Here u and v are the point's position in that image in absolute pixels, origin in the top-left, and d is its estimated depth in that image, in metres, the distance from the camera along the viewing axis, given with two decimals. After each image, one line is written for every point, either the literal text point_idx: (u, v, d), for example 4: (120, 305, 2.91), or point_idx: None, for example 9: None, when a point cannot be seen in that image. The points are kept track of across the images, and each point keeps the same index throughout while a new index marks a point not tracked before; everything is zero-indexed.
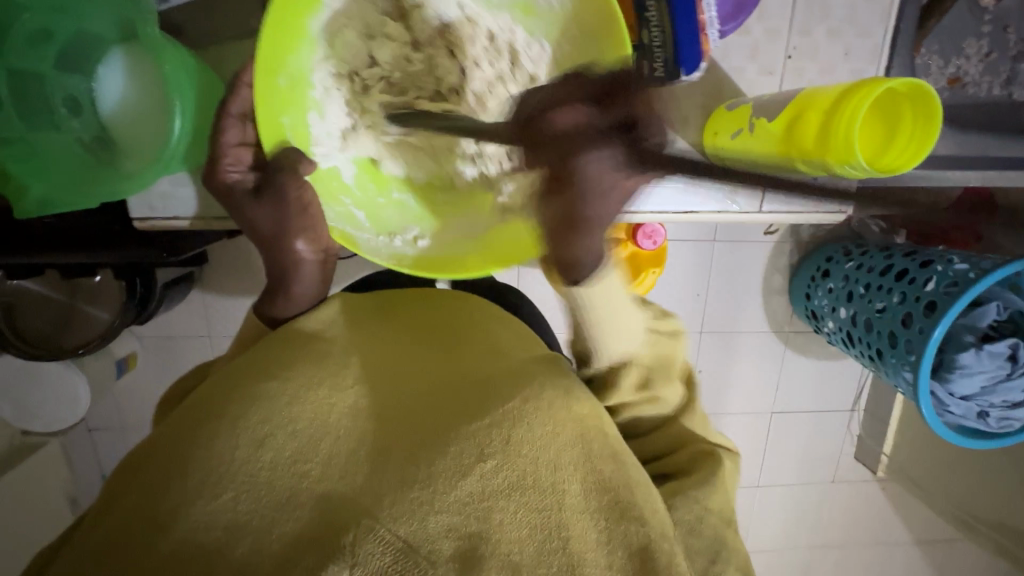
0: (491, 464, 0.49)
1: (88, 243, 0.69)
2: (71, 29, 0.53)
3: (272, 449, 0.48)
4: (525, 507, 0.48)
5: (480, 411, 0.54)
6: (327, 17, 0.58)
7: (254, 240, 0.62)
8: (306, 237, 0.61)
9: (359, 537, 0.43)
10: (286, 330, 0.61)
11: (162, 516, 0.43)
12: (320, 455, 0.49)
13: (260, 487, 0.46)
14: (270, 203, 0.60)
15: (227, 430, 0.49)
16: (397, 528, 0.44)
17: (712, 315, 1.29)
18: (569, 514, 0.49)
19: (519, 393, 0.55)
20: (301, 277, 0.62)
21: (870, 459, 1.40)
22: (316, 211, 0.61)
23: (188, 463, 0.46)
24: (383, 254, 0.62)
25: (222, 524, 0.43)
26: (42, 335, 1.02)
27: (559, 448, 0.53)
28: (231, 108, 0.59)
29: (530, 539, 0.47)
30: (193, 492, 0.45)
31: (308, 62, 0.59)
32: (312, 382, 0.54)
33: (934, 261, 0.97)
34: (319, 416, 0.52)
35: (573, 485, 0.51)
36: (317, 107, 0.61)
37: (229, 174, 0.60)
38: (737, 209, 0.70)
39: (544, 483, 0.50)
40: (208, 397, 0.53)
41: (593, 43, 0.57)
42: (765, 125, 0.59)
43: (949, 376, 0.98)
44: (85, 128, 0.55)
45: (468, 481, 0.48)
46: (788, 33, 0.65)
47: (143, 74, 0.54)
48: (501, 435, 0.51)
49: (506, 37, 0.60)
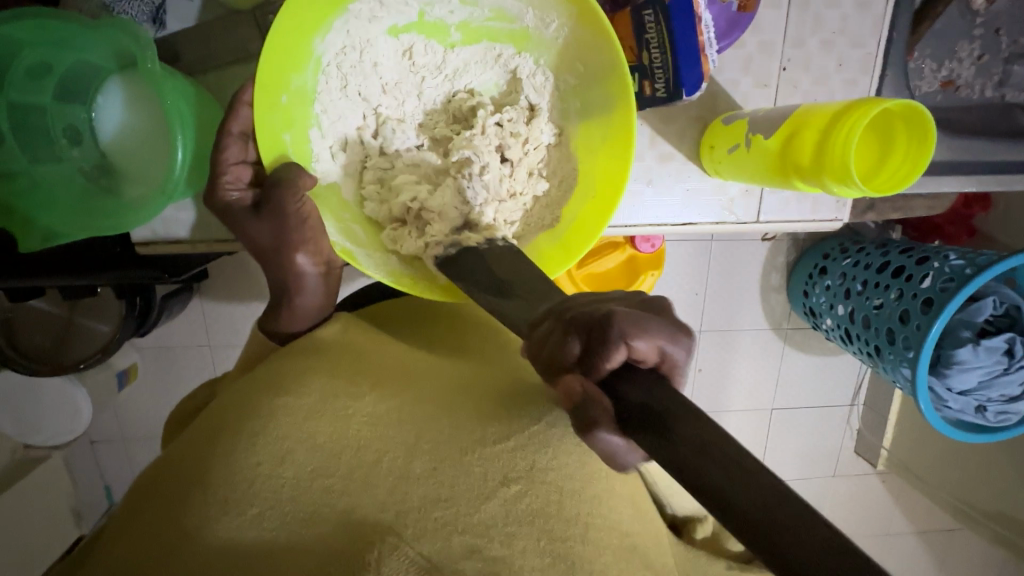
0: (516, 488, 0.49)
1: (90, 265, 0.70)
2: (70, 62, 0.54)
3: (293, 464, 0.48)
4: (546, 535, 0.48)
5: (494, 426, 0.55)
6: (332, 40, 0.57)
7: (253, 253, 0.62)
8: (307, 250, 0.60)
9: (383, 553, 0.43)
10: (303, 342, 0.62)
11: (188, 529, 0.45)
12: (342, 470, 0.49)
13: (284, 502, 0.46)
14: (270, 219, 0.58)
15: (248, 445, 0.49)
16: (420, 546, 0.44)
17: (713, 313, 1.30)
18: (591, 546, 0.49)
19: (539, 415, 0.55)
20: (303, 291, 0.62)
21: (870, 454, 1.42)
22: (316, 223, 0.60)
23: (209, 476, 0.47)
24: (383, 271, 0.60)
25: (249, 540, 0.44)
26: (40, 349, 1.03)
27: (583, 477, 0.53)
28: (231, 127, 0.58)
29: (552, 565, 0.46)
30: (217, 510, 0.45)
31: (312, 80, 0.58)
32: (331, 395, 0.54)
33: (930, 258, 0.98)
34: (338, 429, 0.51)
35: (595, 518, 0.51)
36: (319, 124, 0.60)
37: (228, 193, 0.59)
38: (736, 220, 0.70)
39: (567, 512, 0.50)
40: (224, 410, 0.54)
41: (591, 77, 0.59)
42: (761, 141, 0.59)
43: (946, 371, 0.99)
44: (83, 156, 0.55)
45: (490, 504, 0.48)
46: (782, 46, 0.65)
47: (141, 102, 0.54)
48: (525, 460, 0.51)
49: (512, 63, 0.62)
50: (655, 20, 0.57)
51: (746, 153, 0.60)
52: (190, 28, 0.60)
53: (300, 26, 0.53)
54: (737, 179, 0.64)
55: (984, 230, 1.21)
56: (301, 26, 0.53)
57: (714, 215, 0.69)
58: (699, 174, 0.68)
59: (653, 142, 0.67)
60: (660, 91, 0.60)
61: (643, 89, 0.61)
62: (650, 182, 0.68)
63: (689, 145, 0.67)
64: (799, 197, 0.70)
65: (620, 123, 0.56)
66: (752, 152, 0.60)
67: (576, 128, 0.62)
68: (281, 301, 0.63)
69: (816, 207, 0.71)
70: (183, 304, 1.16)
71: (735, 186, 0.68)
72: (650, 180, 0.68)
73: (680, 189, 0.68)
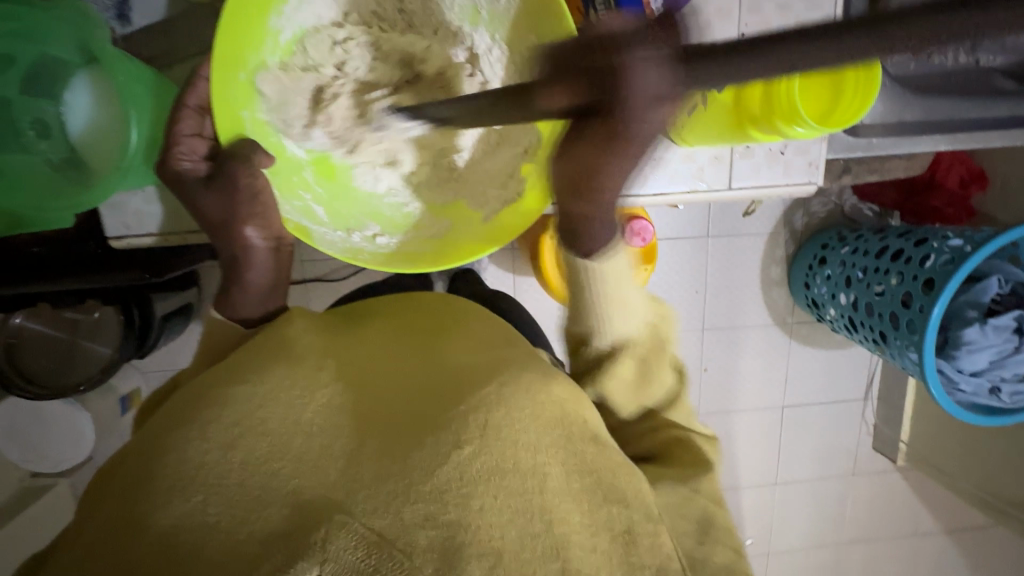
0: (468, 450, 0.47)
1: (71, 268, 0.71)
2: (33, 54, 0.55)
3: (241, 450, 0.47)
4: (504, 491, 0.46)
5: (453, 392, 0.53)
6: (287, 13, 0.58)
7: (204, 225, 0.60)
8: (255, 223, 0.59)
9: (330, 532, 0.42)
10: (264, 334, 0.59)
11: (136, 520, 0.44)
12: (291, 454, 0.48)
13: (230, 488, 0.45)
14: (221, 190, 0.58)
15: (197, 431, 0.48)
16: (370, 522, 0.44)
17: (713, 310, 1.28)
18: (553, 496, 0.47)
19: (496, 378, 0.53)
20: (250, 265, 0.59)
21: (889, 449, 1.37)
22: (268, 198, 0.59)
23: (155, 463, 0.47)
24: (338, 248, 0.63)
25: (193, 525, 0.43)
26: (42, 372, 1.04)
27: (539, 429, 0.50)
28: (189, 99, 0.58)
29: (513, 523, 0.45)
30: (161, 498, 0.45)
31: (270, 58, 0.59)
32: (285, 381, 0.53)
33: (929, 239, 0.97)
34: (290, 414, 0.50)
35: (554, 467, 0.49)
36: (280, 104, 0.62)
37: (180, 163, 0.58)
38: (706, 188, 0.70)
39: (524, 465, 0.48)
40: (179, 403, 0.53)
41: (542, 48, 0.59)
42: (717, 98, 0.57)
43: (955, 353, 0.96)
44: (53, 150, 0.58)
45: (445, 468, 0.46)
46: (739, 10, 0.66)
47: (106, 93, 0.57)
48: (478, 421, 0.49)
49: (467, 41, 0.63)
50: None
51: (706, 113, 0.58)
52: (154, 25, 0.62)
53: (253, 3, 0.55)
54: (705, 142, 0.63)
55: (984, 208, 1.19)
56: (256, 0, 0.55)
57: (684, 185, 0.70)
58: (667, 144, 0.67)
59: None
60: None
61: None
62: None
63: None
64: (769, 163, 0.69)
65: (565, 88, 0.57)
66: (711, 109, 0.58)
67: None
68: (232, 277, 0.60)
69: (789, 171, 0.70)
70: (183, 327, 1.18)
71: (703, 154, 0.69)
72: None
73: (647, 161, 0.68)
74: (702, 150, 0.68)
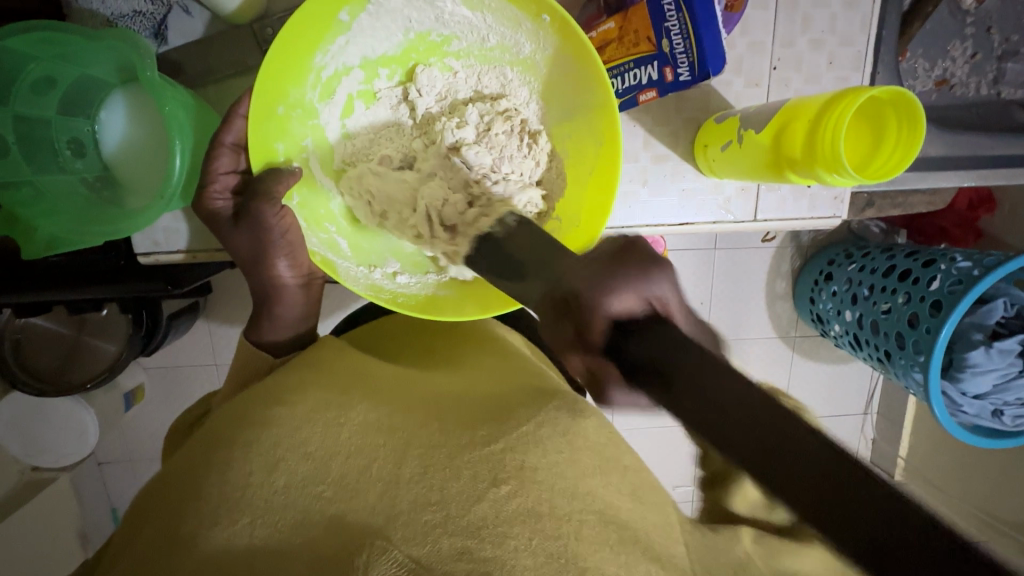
0: (506, 489, 0.46)
1: (90, 278, 0.71)
2: (74, 76, 0.57)
3: (285, 472, 0.46)
4: (539, 534, 0.45)
5: (484, 427, 0.52)
6: (329, 53, 0.58)
7: (239, 263, 0.63)
8: (287, 259, 0.62)
9: (371, 557, 0.41)
10: (311, 351, 0.62)
11: (183, 538, 0.43)
12: (332, 476, 0.47)
13: (275, 510, 0.45)
14: (250, 231, 0.59)
15: (241, 453, 0.48)
16: (409, 549, 0.42)
17: (717, 323, 1.29)
18: (587, 544, 0.45)
19: (533, 416, 0.53)
20: (283, 300, 0.62)
21: (887, 465, 1.39)
22: (295, 237, 0.61)
23: (202, 486, 0.46)
24: (361, 284, 0.62)
25: (239, 549, 0.42)
26: (48, 371, 1.03)
27: (577, 475, 0.49)
28: (224, 138, 0.59)
29: (545, 569, 0.42)
30: (209, 519, 0.44)
31: (308, 91, 0.59)
32: (322, 404, 0.53)
33: (937, 260, 0.96)
34: (329, 436, 0.50)
35: (589, 515, 0.47)
36: (314, 136, 0.62)
37: (214, 202, 0.60)
38: (733, 219, 0.71)
39: (559, 511, 0.46)
40: (221, 426, 0.52)
41: (573, 84, 0.59)
42: (753, 136, 0.60)
43: (960, 374, 0.97)
44: (88, 168, 0.59)
45: (481, 506, 0.45)
46: (772, 46, 0.66)
47: (141, 112, 0.57)
48: (514, 462, 0.48)
49: (493, 79, 0.63)
50: (675, 11, 0.55)
51: (740, 149, 0.61)
52: (192, 44, 0.63)
53: (299, 40, 0.55)
54: (733, 175, 0.64)
55: (991, 232, 1.20)
56: (305, 38, 0.55)
57: (711, 215, 0.70)
58: (694, 174, 0.68)
59: (646, 143, 0.68)
60: (683, 76, 0.58)
61: (663, 77, 0.60)
62: (646, 184, 0.69)
63: (683, 146, 0.68)
64: (796, 196, 0.70)
65: (603, 134, 0.57)
66: (746, 147, 0.61)
67: (568, 146, 0.61)
68: (263, 309, 0.63)
69: (814, 204, 0.71)
70: (189, 326, 1.17)
71: (730, 185, 0.69)
72: (645, 180, 0.69)
73: (675, 190, 0.69)
74: (730, 182, 0.69)
